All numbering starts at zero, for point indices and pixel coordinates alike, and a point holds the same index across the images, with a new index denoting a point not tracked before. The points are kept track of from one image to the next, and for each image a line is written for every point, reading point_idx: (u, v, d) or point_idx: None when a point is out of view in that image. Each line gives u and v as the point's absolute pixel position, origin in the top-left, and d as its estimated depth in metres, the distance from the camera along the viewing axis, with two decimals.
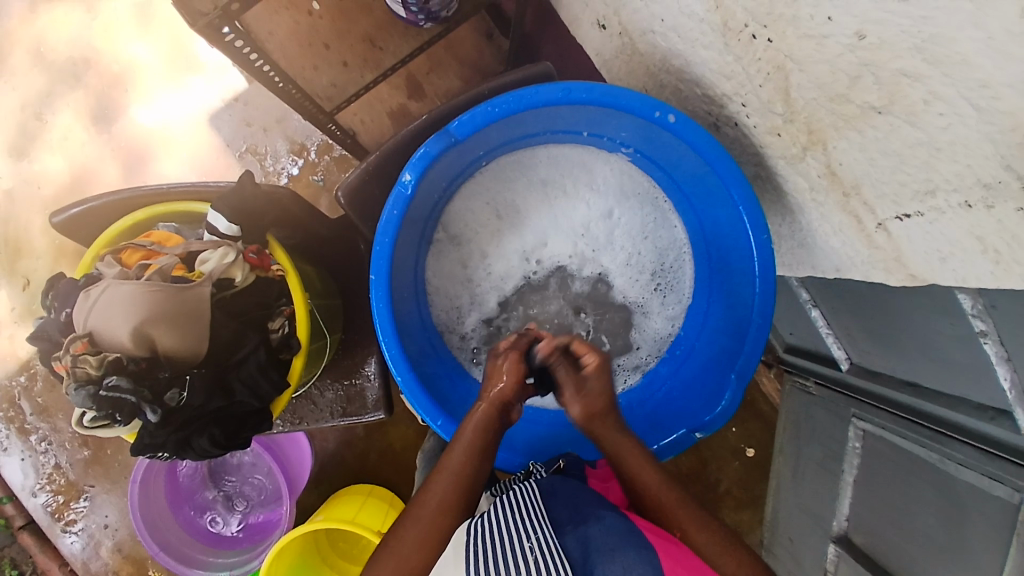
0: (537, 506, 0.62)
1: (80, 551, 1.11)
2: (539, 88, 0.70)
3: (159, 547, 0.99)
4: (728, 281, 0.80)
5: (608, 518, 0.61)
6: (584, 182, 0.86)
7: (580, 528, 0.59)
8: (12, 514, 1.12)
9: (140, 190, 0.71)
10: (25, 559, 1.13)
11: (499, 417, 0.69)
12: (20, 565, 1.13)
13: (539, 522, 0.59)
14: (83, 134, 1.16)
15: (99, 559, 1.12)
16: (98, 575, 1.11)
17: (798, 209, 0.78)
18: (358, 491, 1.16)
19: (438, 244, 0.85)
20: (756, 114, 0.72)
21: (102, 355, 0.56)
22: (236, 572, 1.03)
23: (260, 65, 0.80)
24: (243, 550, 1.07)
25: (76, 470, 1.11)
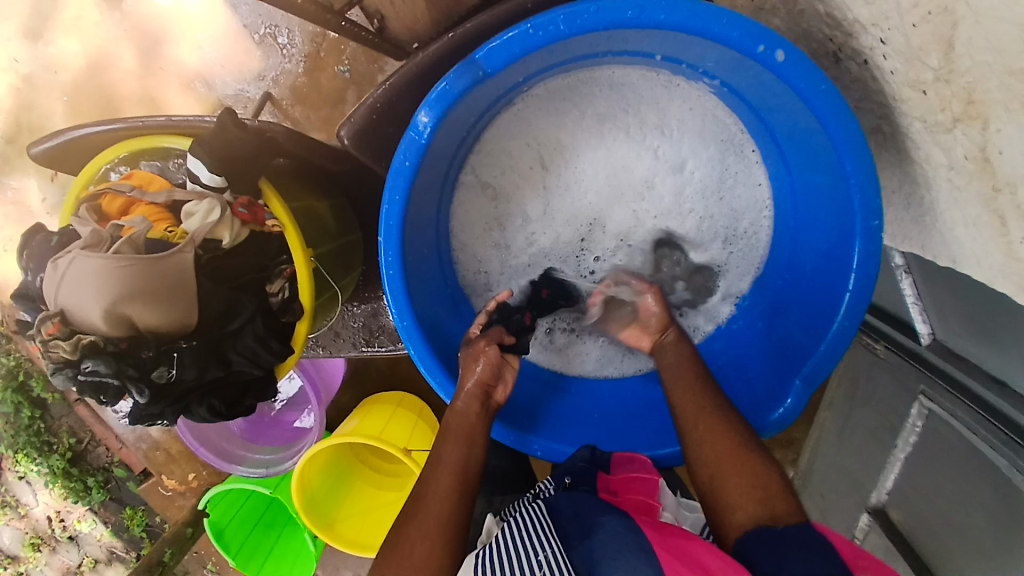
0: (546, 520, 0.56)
1: (132, 430, 1.20)
2: (602, 3, 0.52)
3: (197, 443, 1.04)
4: (813, 260, 0.66)
5: None
6: (655, 122, 0.70)
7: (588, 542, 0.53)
8: (66, 388, 1.21)
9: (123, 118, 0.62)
10: (82, 428, 1.23)
11: (479, 403, 0.63)
12: (77, 433, 1.23)
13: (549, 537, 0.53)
14: (96, 14, 1.03)
15: (150, 437, 1.21)
16: (150, 450, 1.21)
17: (923, 183, 0.61)
18: (387, 399, 1.18)
19: (467, 186, 0.72)
20: (896, 58, 0.52)
21: (76, 338, 0.50)
22: (270, 470, 1.07)
23: None
24: (276, 448, 1.13)
25: None
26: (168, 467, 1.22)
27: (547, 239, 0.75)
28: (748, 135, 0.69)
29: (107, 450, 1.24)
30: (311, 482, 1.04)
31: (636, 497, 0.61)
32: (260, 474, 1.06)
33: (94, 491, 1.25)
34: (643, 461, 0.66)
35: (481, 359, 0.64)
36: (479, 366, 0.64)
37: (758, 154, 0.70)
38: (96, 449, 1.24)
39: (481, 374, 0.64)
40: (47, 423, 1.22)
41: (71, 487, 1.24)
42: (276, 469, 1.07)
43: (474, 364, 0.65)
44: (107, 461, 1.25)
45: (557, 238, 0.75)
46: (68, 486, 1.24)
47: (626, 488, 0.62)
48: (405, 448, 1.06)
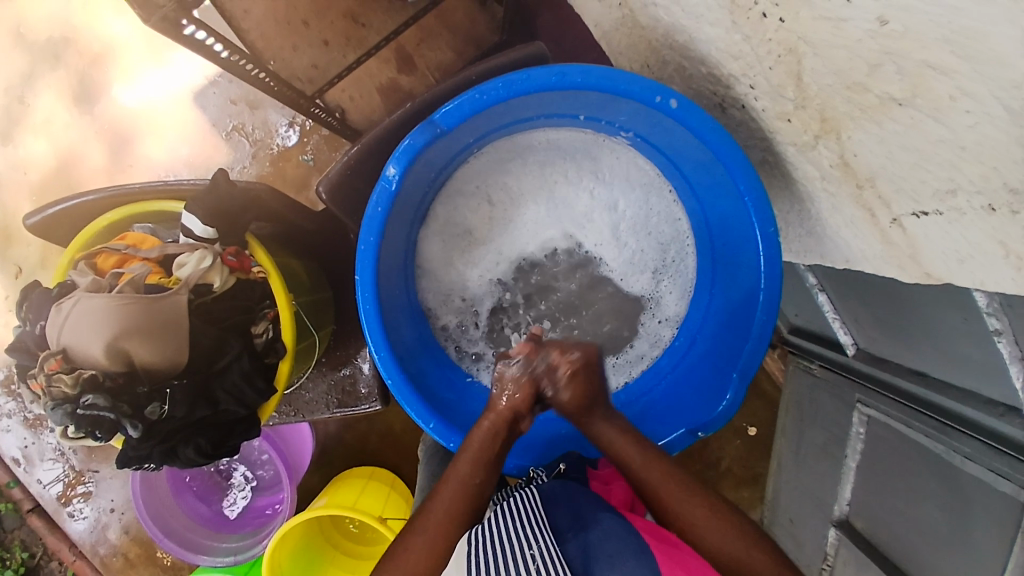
0: (539, 516, 0.58)
1: (88, 535, 1.13)
2: (531, 72, 0.65)
3: (162, 535, 1.00)
4: (730, 270, 0.76)
5: (608, 523, 0.59)
6: (588, 172, 0.82)
7: (581, 534, 0.57)
8: (20, 497, 1.14)
9: (114, 187, 0.69)
10: (35, 542, 1.16)
11: (507, 428, 0.68)
12: (30, 547, 1.16)
13: (543, 531, 0.56)
14: (67, 116, 1.12)
15: (108, 542, 1.14)
16: (108, 556, 1.14)
17: (807, 199, 0.74)
18: (358, 474, 1.17)
19: (429, 235, 0.81)
20: (765, 97, 0.66)
21: (78, 373, 0.54)
22: (239, 557, 1.03)
23: (243, 64, 0.73)
24: (245, 534, 1.08)
25: (79, 456, 1.12)
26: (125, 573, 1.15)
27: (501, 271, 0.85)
28: (665, 178, 0.81)
29: (59, 563, 1.16)
30: (281, 565, 1.00)
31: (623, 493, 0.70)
32: (230, 560, 1.02)
33: None
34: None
35: (512, 386, 0.68)
36: (509, 393, 0.68)
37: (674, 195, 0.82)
38: (49, 564, 1.16)
39: (511, 401, 0.68)
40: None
41: None
42: (244, 555, 1.03)
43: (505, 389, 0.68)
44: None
45: (512, 268, 0.85)
46: None
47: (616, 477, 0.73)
48: (380, 517, 1.05)
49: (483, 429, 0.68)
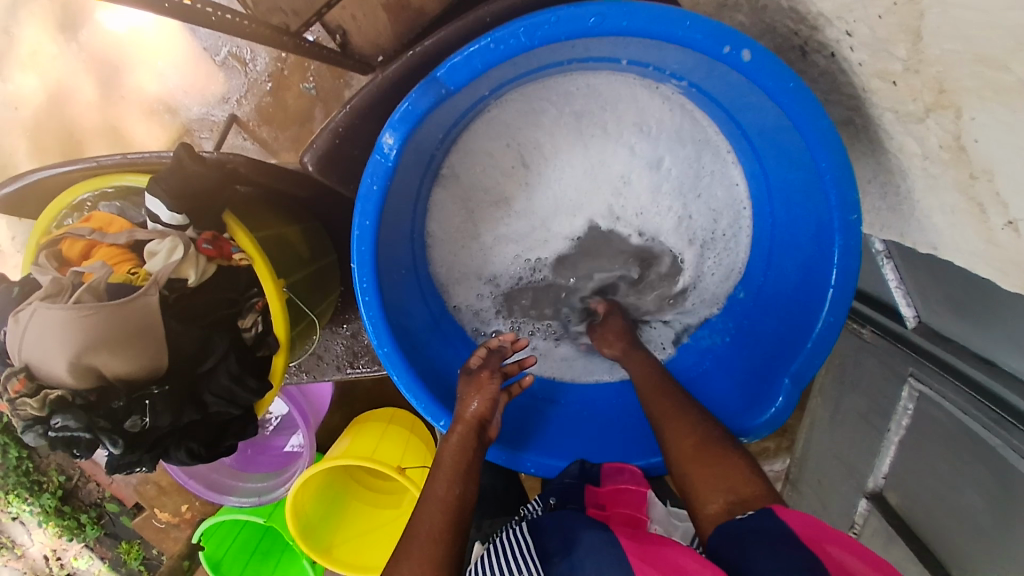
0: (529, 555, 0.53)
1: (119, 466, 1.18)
2: (567, 10, 0.51)
3: (185, 476, 1.02)
4: (791, 250, 0.66)
5: None
6: (632, 126, 0.69)
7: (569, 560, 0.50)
8: None
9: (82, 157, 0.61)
10: (72, 466, 1.21)
11: (477, 436, 0.62)
12: (67, 470, 1.22)
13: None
14: (52, 47, 1.00)
15: (139, 473, 1.18)
16: (140, 485, 1.17)
17: (896, 171, 0.60)
18: (377, 417, 1.17)
19: (440, 203, 0.70)
20: (864, 49, 0.51)
21: (43, 394, 0.49)
22: (263, 497, 1.05)
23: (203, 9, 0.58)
24: (265, 475, 1.10)
25: None
26: (159, 500, 1.18)
27: (523, 238, 0.74)
28: (724, 135, 0.68)
29: (97, 486, 1.22)
30: (305, 508, 1.02)
31: (623, 514, 0.60)
32: (253, 502, 1.04)
33: (88, 528, 1.23)
34: (631, 472, 0.65)
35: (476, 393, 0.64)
36: (476, 402, 0.63)
37: (734, 154, 0.69)
38: (87, 486, 1.23)
39: (479, 409, 0.63)
40: (36, 463, 1.21)
41: (65, 526, 1.22)
42: (267, 497, 1.05)
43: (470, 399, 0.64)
44: (100, 496, 1.23)
45: (538, 238, 0.74)
46: (63, 526, 1.22)
47: (614, 502, 0.62)
48: (399, 466, 1.05)
49: (453, 442, 0.61)
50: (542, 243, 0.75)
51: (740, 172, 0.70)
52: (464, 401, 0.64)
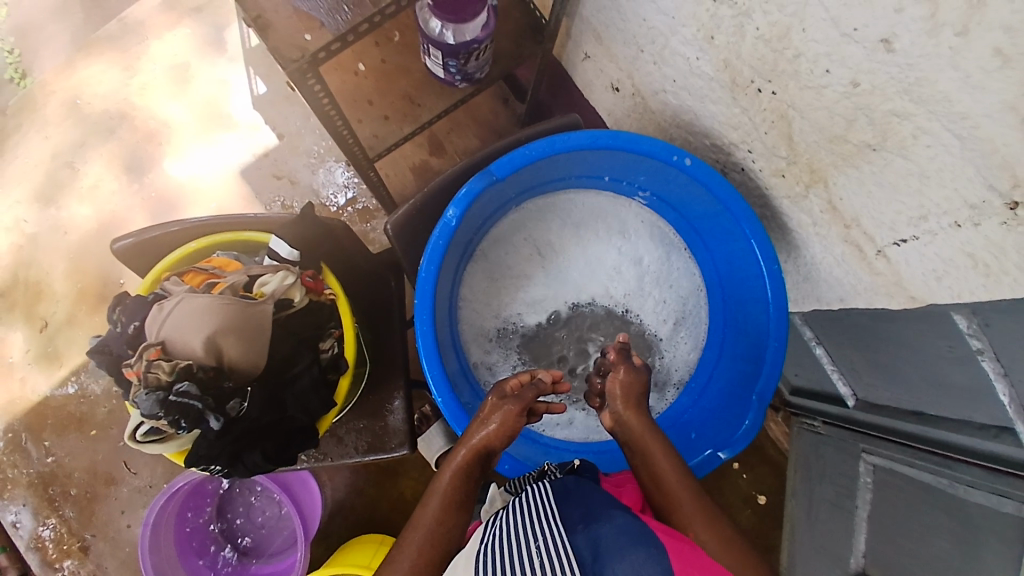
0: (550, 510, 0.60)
1: None
2: (569, 134, 0.76)
3: None
4: (745, 312, 0.83)
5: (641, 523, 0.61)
6: (619, 229, 0.90)
7: (592, 526, 0.57)
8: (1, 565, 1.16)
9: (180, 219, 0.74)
10: None
11: (478, 461, 0.70)
12: None
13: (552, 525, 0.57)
14: (113, 183, 1.23)
15: None
16: None
17: (802, 243, 0.85)
18: (355, 545, 1.12)
19: (472, 277, 0.89)
20: (761, 159, 0.80)
21: (175, 362, 0.59)
22: None
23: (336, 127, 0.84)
24: None
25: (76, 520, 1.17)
26: None
27: (538, 306, 0.91)
28: (681, 238, 0.91)
29: None
30: None
31: (633, 492, 0.74)
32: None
33: None
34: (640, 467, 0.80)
35: (496, 421, 0.71)
36: (491, 429, 0.70)
37: (689, 252, 0.91)
38: None
39: (490, 437, 0.70)
40: None
41: None
42: None
43: (488, 424, 0.71)
44: None
45: (549, 307, 0.91)
46: None
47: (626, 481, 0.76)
48: None
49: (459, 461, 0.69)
50: (554, 312, 0.91)
51: (696, 265, 0.91)
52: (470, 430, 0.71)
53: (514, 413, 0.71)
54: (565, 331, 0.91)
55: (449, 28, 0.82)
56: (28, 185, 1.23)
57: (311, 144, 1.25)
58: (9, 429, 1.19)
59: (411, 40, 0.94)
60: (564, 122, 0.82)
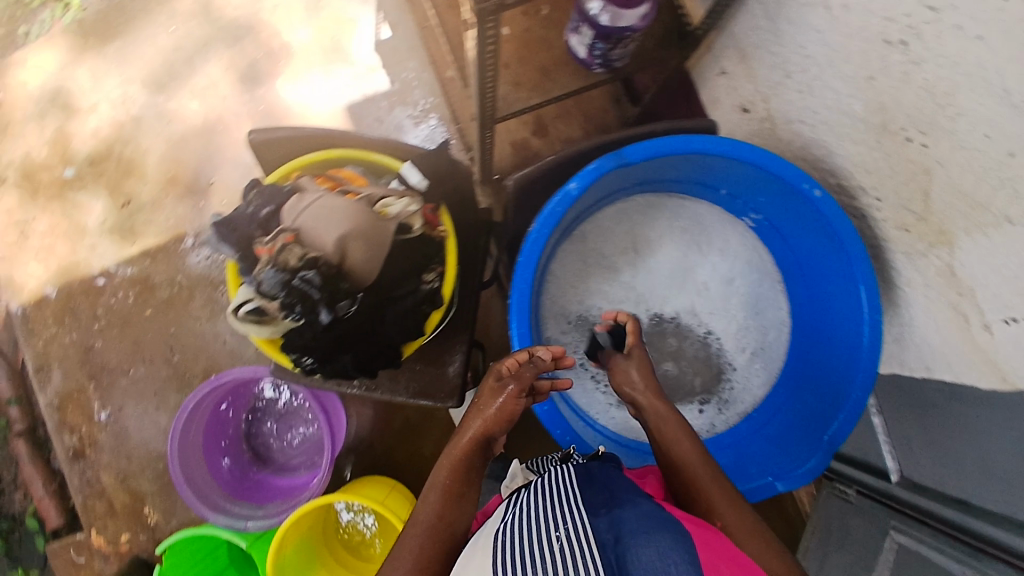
0: (572, 485, 0.60)
1: (79, 475, 1.22)
2: (710, 138, 0.76)
3: (184, 479, 1.01)
4: (828, 354, 0.84)
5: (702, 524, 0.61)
6: (718, 245, 0.93)
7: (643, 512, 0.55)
8: (14, 418, 1.27)
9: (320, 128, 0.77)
10: (5, 468, 1.27)
11: (478, 451, 0.69)
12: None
13: (573, 502, 0.57)
14: (226, 88, 1.26)
15: (98, 484, 1.22)
16: (91, 500, 1.22)
17: (903, 303, 0.88)
18: (358, 484, 1.13)
19: (568, 253, 0.91)
20: (888, 209, 0.81)
21: (306, 252, 0.60)
22: (257, 523, 1.03)
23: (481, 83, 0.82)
24: (262, 505, 1.08)
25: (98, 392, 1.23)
26: (104, 520, 1.22)
27: (624, 299, 0.92)
28: (778, 270, 0.92)
29: (23, 497, 1.27)
30: (286, 549, 1.03)
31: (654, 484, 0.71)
32: (233, 527, 1.01)
33: None
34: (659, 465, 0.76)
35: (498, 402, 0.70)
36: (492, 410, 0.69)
37: (783, 286, 0.93)
38: (13, 494, 1.27)
39: (488, 423, 0.70)
40: None
41: None
42: (260, 523, 1.03)
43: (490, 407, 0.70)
44: (20, 510, 1.27)
45: (634, 303, 0.92)
46: None
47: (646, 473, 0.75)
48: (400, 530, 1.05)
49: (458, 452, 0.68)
50: (638, 309, 0.92)
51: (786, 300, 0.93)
52: (470, 418, 0.71)
53: (512, 396, 0.70)
54: (643, 331, 0.92)
55: (608, 10, 0.80)
56: (144, 67, 1.26)
57: (418, 98, 1.26)
58: (72, 293, 1.23)
59: (557, 17, 0.95)
60: (698, 125, 0.81)
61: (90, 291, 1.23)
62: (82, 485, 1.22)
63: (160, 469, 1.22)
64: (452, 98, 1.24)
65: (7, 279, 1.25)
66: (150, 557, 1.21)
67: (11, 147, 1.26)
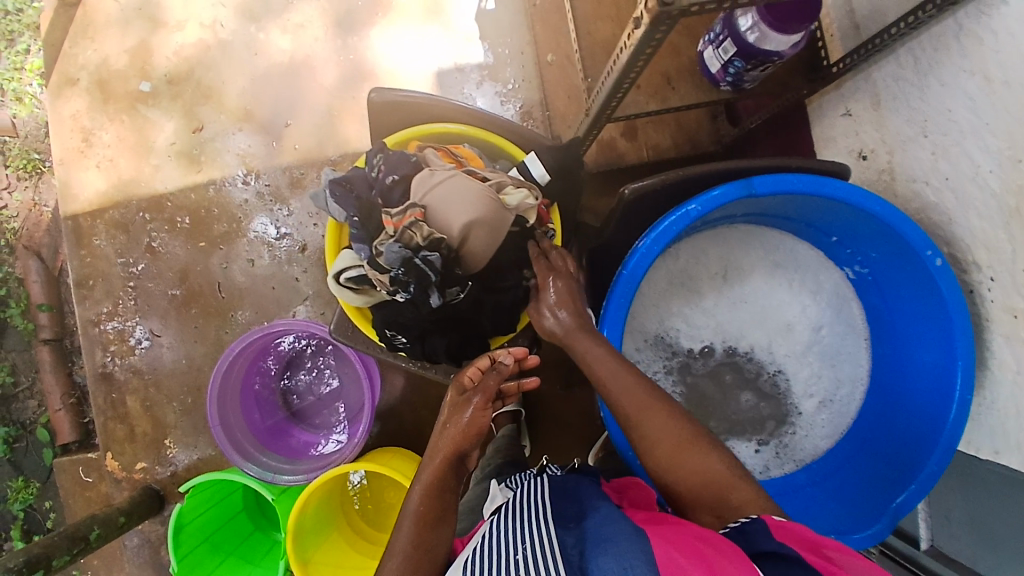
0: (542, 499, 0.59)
1: (102, 393, 1.20)
2: (842, 184, 0.73)
3: (218, 420, 0.99)
4: (905, 422, 0.82)
5: None
6: (810, 290, 0.90)
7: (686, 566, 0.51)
8: (42, 324, 1.24)
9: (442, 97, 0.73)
10: (25, 371, 1.26)
11: (451, 472, 0.63)
12: (18, 374, 1.27)
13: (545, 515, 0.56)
14: (320, 30, 1.21)
15: (120, 408, 1.20)
16: (111, 423, 1.19)
17: (987, 385, 0.81)
18: (381, 454, 1.09)
19: (658, 271, 0.89)
20: (1000, 290, 0.76)
21: (431, 232, 0.59)
22: (276, 478, 1.00)
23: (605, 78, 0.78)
24: (288, 458, 1.07)
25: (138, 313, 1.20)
26: (120, 445, 1.19)
27: (705, 326, 0.90)
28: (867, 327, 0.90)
29: (38, 406, 1.26)
30: (307, 512, 1.00)
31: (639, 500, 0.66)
32: (264, 478, 1.00)
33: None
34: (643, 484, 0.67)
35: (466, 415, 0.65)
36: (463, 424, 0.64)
37: (868, 345, 0.90)
38: (29, 401, 1.26)
39: (458, 441, 0.64)
40: None
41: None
42: (284, 477, 1.01)
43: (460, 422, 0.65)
44: (33, 417, 1.26)
45: (713, 332, 0.91)
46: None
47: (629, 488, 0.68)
48: None
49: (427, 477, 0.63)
50: (716, 338, 0.91)
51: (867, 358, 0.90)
52: (436, 439, 0.65)
53: (479, 409, 0.65)
54: (716, 360, 0.91)
55: (758, 28, 0.76)
56: None
57: (511, 76, 1.20)
58: (129, 209, 1.20)
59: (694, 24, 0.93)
60: (833, 167, 0.77)
61: (145, 211, 1.20)
62: (105, 406, 1.20)
63: (186, 404, 1.19)
64: (547, 82, 1.19)
65: (63, 183, 1.21)
66: (161, 488, 1.19)
67: (90, 50, 1.22)
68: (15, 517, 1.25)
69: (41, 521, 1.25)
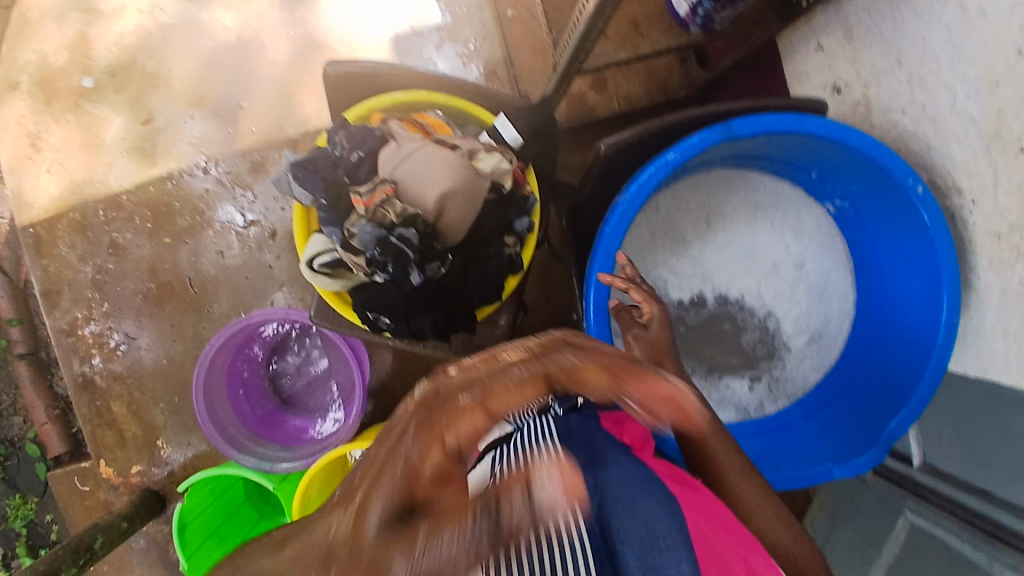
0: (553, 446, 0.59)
1: (86, 401, 1.17)
2: (820, 119, 0.71)
3: (207, 418, 0.98)
4: (892, 351, 0.82)
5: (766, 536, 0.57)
6: (793, 228, 0.90)
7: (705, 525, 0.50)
8: (15, 339, 1.20)
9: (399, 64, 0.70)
10: (5, 388, 1.23)
11: None
12: None
13: None
14: (264, 3, 1.15)
15: (107, 414, 1.17)
16: (99, 430, 1.17)
17: (972, 307, 0.82)
18: None
19: (640, 224, 0.88)
20: (982, 213, 0.75)
21: (405, 208, 0.58)
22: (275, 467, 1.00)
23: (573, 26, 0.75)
24: (284, 446, 1.06)
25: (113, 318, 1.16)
26: (112, 452, 1.17)
27: (690, 274, 0.90)
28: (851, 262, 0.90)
29: (24, 422, 1.23)
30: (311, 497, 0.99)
31: None
32: (262, 468, 0.99)
33: None
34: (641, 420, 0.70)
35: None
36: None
37: (853, 279, 0.90)
38: (13, 418, 1.23)
39: None
40: None
41: None
42: (277, 466, 1.00)
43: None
44: (21, 433, 1.23)
45: (699, 279, 0.90)
46: None
47: None
48: None
49: None
50: (702, 286, 0.90)
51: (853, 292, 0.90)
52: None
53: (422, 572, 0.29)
54: (704, 307, 0.90)
55: None
56: None
57: (471, 35, 1.15)
58: (87, 211, 1.15)
59: None
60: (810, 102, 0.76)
61: (105, 211, 1.15)
62: (90, 415, 1.17)
63: (173, 403, 1.17)
64: (509, 38, 1.15)
65: (15, 190, 1.15)
66: (161, 489, 1.17)
67: (24, 47, 1.15)
68: (18, 533, 1.23)
69: (43, 534, 1.23)
